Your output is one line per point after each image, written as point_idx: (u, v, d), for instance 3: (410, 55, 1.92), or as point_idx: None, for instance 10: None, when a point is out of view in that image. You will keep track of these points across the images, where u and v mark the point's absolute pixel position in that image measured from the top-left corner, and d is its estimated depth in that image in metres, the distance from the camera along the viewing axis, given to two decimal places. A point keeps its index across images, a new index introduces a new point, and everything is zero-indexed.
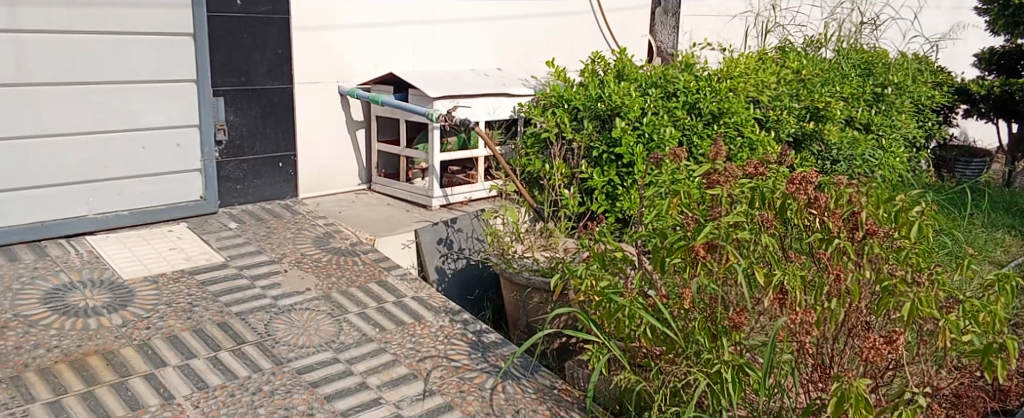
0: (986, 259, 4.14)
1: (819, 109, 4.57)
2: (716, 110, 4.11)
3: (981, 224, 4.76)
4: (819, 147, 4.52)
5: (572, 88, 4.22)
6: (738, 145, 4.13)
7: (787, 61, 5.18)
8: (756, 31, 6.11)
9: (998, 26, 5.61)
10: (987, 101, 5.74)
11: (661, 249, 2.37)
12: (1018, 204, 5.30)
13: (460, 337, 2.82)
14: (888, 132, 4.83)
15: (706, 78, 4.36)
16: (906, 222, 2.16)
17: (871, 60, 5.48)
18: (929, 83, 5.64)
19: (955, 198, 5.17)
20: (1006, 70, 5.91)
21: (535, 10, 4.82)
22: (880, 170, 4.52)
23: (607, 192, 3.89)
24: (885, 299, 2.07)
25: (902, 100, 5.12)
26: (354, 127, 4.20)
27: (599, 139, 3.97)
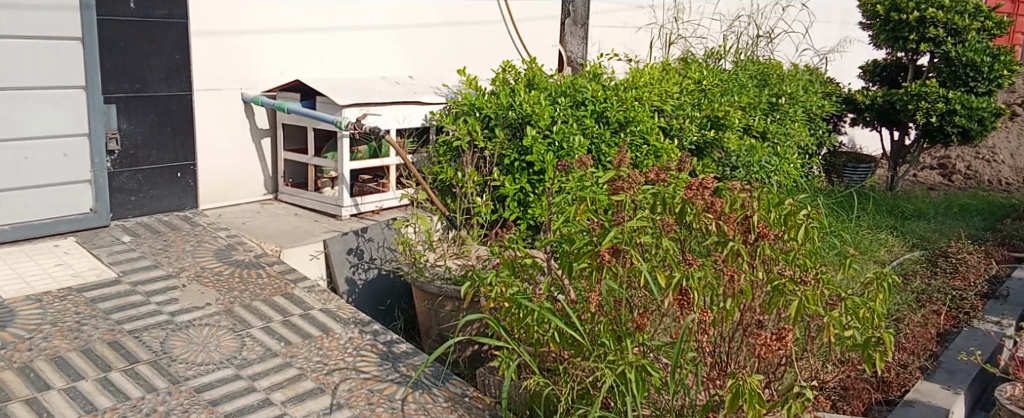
0: (871, 258, 4.42)
1: (719, 117, 4.75)
2: (622, 119, 4.21)
3: (867, 226, 5.05)
4: (719, 154, 4.68)
5: (483, 96, 4.24)
6: (644, 153, 4.23)
7: (689, 72, 5.35)
8: (660, 42, 6.28)
9: (880, 40, 5.96)
10: (872, 110, 6.07)
11: (569, 254, 2.41)
12: (900, 207, 5.66)
13: (370, 348, 2.78)
14: (782, 140, 5.05)
15: (613, 87, 4.46)
16: (795, 225, 2.33)
17: (766, 72, 5.74)
18: (819, 93, 5.96)
19: (844, 202, 5.47)
20: (888, 81, 6.32)
21: (446, 18, 4.83)
22: (776, 175, 4.72)
23: (519, 200, 3.92)
24: (775, 298, 2.17)
25: (795, 109, 5.37)
26: (259, 135, 4.09)
27: (510, 146, 3.99)
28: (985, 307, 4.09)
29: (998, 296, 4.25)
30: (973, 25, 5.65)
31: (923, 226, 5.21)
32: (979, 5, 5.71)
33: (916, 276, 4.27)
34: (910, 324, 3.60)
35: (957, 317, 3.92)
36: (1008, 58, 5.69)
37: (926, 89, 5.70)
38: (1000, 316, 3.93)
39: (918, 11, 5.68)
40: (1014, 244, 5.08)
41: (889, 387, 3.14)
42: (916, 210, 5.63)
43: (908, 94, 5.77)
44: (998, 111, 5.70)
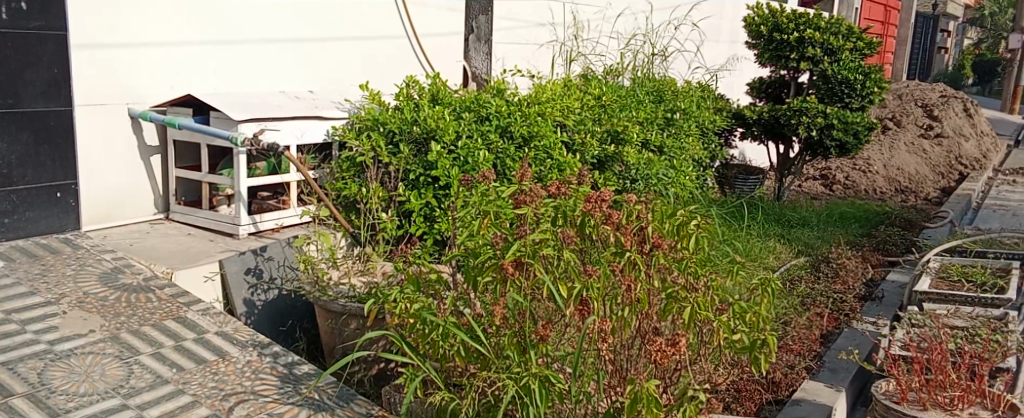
0: (761, 265, 4.65)
1: (618, 132, 4.86)
2: (526, 134, 4.26)
3: (756, 234, 5.33)
4: (620, 167, 4.80)
5: (387, 111, 4.22)
6: (547, 167, 4.29)
7: (589, 88, 5.46)
8: (561, 59, 6.40)
9: (764, 58, 6.28)
10: (758, 124, 6.41)
11: (472, 268, 2.42)
12: (786, 215, 5.97)
13: (269, 371, 2.70)
14: (679, 154, 5.23)
15: (517, 103, 4.51)
16: (686, 234, 2.43)
17: (662, 88, 5.94)
18: (710, 109, 6.21)
19: (735, 212, 5.72)
20: (772, 97, 6.65)
21: (346, 33, 4.77)
22: (673, 187, 4.87)
23: (424, 215, 3.90)
24: (670, 305, 2.27)
25: (689, 124, 5.59)
26: (148, 152, 3.93)
27: (415, 162, 3.98)
28: (863, 308, 4.35)
29: (874, 298, 4.52)
30: (846, 45, 6.04)
31: (807, 234, 5.50)
32: (851, 27, 6.11)
33: (801, 281, 4.53)
34: (796, 326, 3.86)
35: (839, 319, 4.17)
36: (878, 75, 6.08)
37: (807, 105, 6.04)
38: (876, 317, 4.20)
39: (796, 32, 6.07)
40: (887, 249, 5.41)
41: (779, 387, 3.31)
42: (801, 219, 5.94)
43: (791, 109, 6.11)
44: (872, 125, 6.09)
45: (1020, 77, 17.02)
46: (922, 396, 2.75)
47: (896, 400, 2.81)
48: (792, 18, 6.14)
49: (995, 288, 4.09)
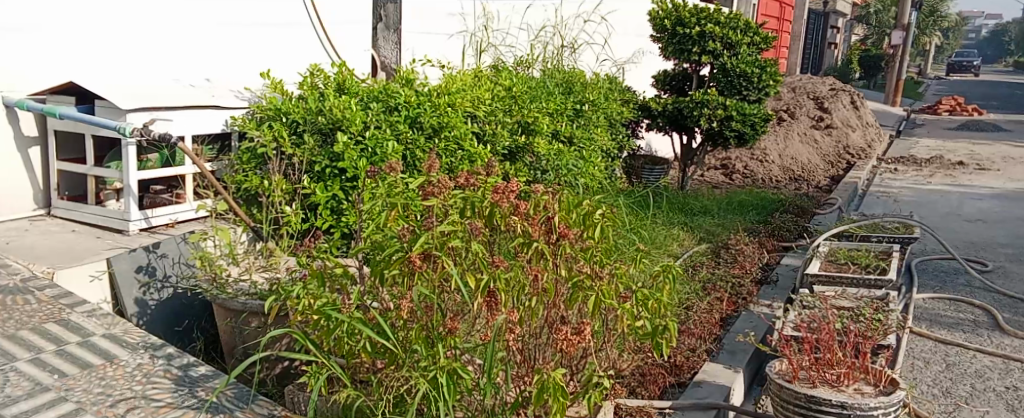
0: (665, 253, 4.79)
1: (528, 123, 4.84)
2: (436, 124, 4.17)
3: (661, 222, 5.46)
4: (531, 158, 4.79)
5: (290, 101, 4.07)
6: (458, 158, 4.21)
7: (500, 79, 5.42)
8: (472, 50, 6.27)
9: (667, 52, 6.45)
10: (663, 116, 6.55)
11: (379, 261, 2.32)
12: (690, 204, 6.15)
13: (163, 374, 2.57)
14: (588, 145, 5.28)
15: (426, 93, 4.43)
16: (592, 224, 2.43)
17: (571, 80, 5.98)
18: (618, 100, 6.30)
19: (640, 201, 5.85)
20: (676, 90, 6.82)
21: (246, 20, 4.52)
22: (583, 178, 4.92)
23: (331, 207, 3.79)
24: (575, 294, 2.29)
25: (597, 115, 5.66)
26: (26, 144, 3.67)
27: (320, 153, 3.86)
28: (759, 292, 4.54)
29: (769, 282, 4.71)
30: (744, 40, 6.25)
31: (709, 221, 5.68)
32: (749, 22, 6.32)
33: (702, 267, 4.69)
34: (698, 311, 4.01)
35: (737, 303, 4.32)
36: (773, 69, 6.33)
37: (708, 97, 6.24)
38: (771, 300, 4.39)
39: (698, 26, 6.25)
40: (782, 234, 5.65)
41: (680, 370, 3.43)
42: (702, 207, 6.12)
43: (693, 101, 6.29)
44: (767, 117, 6.33)
45: (901, 71, 18.09)
46: (812, 374, 2.87)
47: (787, 378, 2.91)
48: (693, 13, 6.32)
49: (878, 270, 4.34)
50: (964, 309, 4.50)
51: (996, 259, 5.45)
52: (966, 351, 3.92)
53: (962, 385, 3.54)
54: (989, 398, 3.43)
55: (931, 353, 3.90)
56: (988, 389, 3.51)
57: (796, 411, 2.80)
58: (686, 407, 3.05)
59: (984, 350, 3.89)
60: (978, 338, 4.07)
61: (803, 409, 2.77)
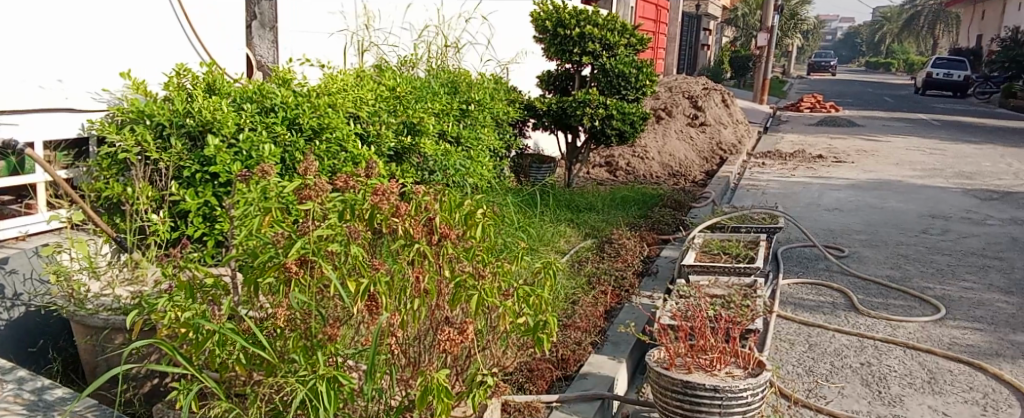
0: (553, 249, 4.91)
1: (414, 123, 4.73)
2: (316, 126, 4.04)
3: (549, 220, 5.55)
4: (418, 159, 4.69)
5: (155, 102, 3.83)
6: (341, 159, 4.06)
7: (384, 79, 5.26)
8: (353, 49, 5.92)
9: (551, 53, 6.53)
10: (548, 115, 6.61)
11: (251, 268, 2.21)
12: (576, 200, 6.27)
13: (12, 399, 2.39)
14: (474, 145, 5.24)
15: (304, 93, 4.27)
16: (473, 224, 2.46)
17: (456, 80, 5.95)
18: (503, 99, 6.26)
19: (529, 200, 5.91)
20: (560, 89, 6.94)
21: (110, 6, 4.01)
22: (470, 178, 4.92)
23: (203, 215, 3.64)
24: (458, 294, 2.28)
25: (483, 115, 5.62)
26: None
27: (189, 157, 3.66)
28: (640, 284, 4.69)
29: (650, 273, 4.88)
30: (621, 41, 6.45)
31: (594, 218, 5.82)
32: (625, 25, 6.53)
33: (587, 262, 4.82)
34: (584, 304, 4.09)
35: (620, 295, 4.43)
36: (649, 69, 6.56)
37: (590, 97, 6.37)
38: (651, 291, 4.55)
39: (578, 28, 6.39)
40: (660, 228, 5.85)
41: (567, 363, 3.51)
42: (588, 203, 6.25)
43: (576, 101, 6.41)
44: (645, 115, 6.54)
45: (767, 71, 19.13)
46: (688, 360, 3.00)
47: (665, 366, 3.01)
48: (573, 14, 6.43)
49: (748, 259, 4.59)
50: (824, 292, 4.81)
51: (852, 245, 5.85)
52: (825, 331, 4.19)
53: (823, 363, 3.78)
54: (846, 374, 3.67)
55: (795, 334, 4.14)
56: (845, 366, 3.76)
57: (674, 398, 2.89)
58: (573, 399, 3.16)
59: (841, 329, 4.17)
60: (837, 319, 4.36)
61: (679, 394, 2.87)
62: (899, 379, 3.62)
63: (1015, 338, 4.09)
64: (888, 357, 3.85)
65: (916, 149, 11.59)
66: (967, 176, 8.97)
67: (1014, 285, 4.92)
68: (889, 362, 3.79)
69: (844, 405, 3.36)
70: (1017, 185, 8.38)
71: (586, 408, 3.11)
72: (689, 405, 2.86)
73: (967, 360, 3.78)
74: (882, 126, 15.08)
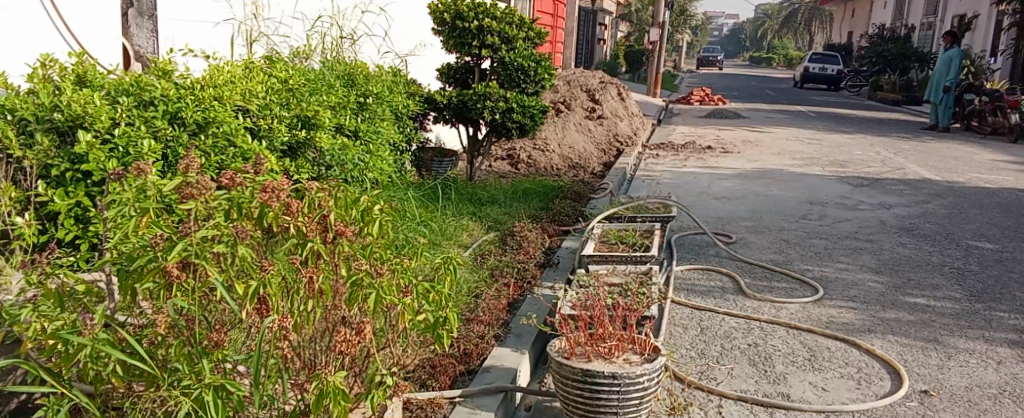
0: (456, 243, 4.87)
1: (309, 117, 4.57)
2: (201, 120, 3.82)
3: (451, 214, 5.51)
4: (313, 153, 4.53)
5: (16, 95, 3.50)
6: (230, 155, 3.87)
7: (274, 70, 5.03)
8: (241, 39, 5.68)
9: (449, 45, 6.46)
10: (449, 108, 6.49)
11: (127, 273, 2.06)
12: (478, 194, 6.25)
13: None
14: (373, 138, 5.11)
15: (187, 86, 4.04)
16: (371, 220, 2.35)
17: (352, 72, 5.80)
18: (402, 92, 6.13)
19: (430, 194, 5.83)
20: (460, 82, 6.90)
21: None
22: (369, 173, 4.80)
23: (76, 216, 3.41)
24: (354, 293, 2.19)
25: (381, 108, 5.48)
26: None
27: (58, 154, 3.40)
28: (542, 275, 4.71)
29: (551, 264, 4.90)
30: (519, 34, 6.46)
31: (495, 211, 5.82)
32: (523, 18, 6.53)
33: (490, 255, 4.81)
34: (487, 298, 4.09)
35: (522, 287, 4.44)
36: (547, 63, 6.65)
37: (490, 90, 6.34)
38: (552, 282, 4.58)
39: (476, 20, 6.34)
40: (561, 219, 5.90)
41: (470, 357, 3.48)
42: (490, 197, 6.25)
43: (476, 94, 6.35)
44: (545, 108, 6.59)
45: (659, 65, 19.67)
46: (587, 349, 3.01)
47: (565, 355, 3.02)
48: (471, 7, 6.37)
49: (643, 247, 4.69)
50: (714, 277, 4.97)
51: (739, 232, 6.08)
52: (716, 315, 4.33)
53: (714, 346, 3.90)
54: (735, 355, 3.80)
55: (689, 319, 4.27)
56: (734, 347, 3.89)
57: (574, 386, 2.91)
58: (476, 393, 3.14)
59: (731, 313, 4.32)
60: (727, 302, 4.51)
61: (580, 383, 2.89)
62: (783, 358, 3.77)
63: (885, 314, 4.33)
64: (773, 338, 4.01)
65: (798, 139, 12.18)
66: (841, 164, 9.49)
67: (884, 264, 5.23)
68: (774, 342, 3.95)
69: (733, 385, 3.48)
70: (886, 172, 8.93)
71: (488, 402, 3.10)
72: (589, 393, 2.89)
73: (843, 338, 3.98)
74: (765, 118, 15.79)
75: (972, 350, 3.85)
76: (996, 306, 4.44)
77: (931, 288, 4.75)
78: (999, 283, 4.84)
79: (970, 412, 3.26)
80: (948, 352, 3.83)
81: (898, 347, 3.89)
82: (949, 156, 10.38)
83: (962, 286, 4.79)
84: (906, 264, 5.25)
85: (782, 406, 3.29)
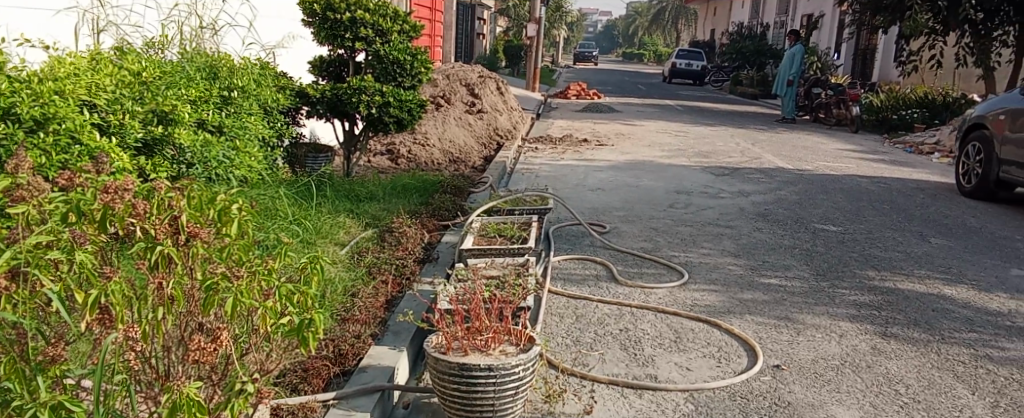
0: (332, 242, 4.76)
1: (167, 112, 4.32)
2: (38, 116, 3.56)
3: (327, 211, 5.38)
4: (172, 151, 4.30)
5: None
6: (75, 153, 3.63)
7: (125, 62, 4.73)
8: (86, 28, 5.29)
9: (321, 37, 6.28)
10: (322, 102, 6.33)
11: None
12: (354, 191, 6.13)
13: None
14: (238, 134, 4.89)
15: (23, 78, 3.74)
16: (229, 221, 2.21)
17: (214, 65, 5.48)
18: (272, 86, 5.89)
19: (304, 190, 5.65)
20: (333, 76, 6.74)
21: None
22: (236, 170, 4.64)
23: None
24: (210, 298, 2.10)
25: (248, 103, 5.26)
26: None
27: None
28: (421, 270, 4.67)
29: (431, 259, 4.87)
30: (394, 27, 6.38)
31: (374, 207, 5.75)
32: (397, 11, 6.46)
33: (367, 252, 4.76)
34: (363, 296, 4.05)
35: (401, 283, 4.40)
36: (424, 57, 6.58)
37: (365, 84, 6.23)
38: (432, 277, 4.55)
39: (348, 12, 6.21)
40: (441, 213, 5.89)
41: (345, 358, 3.43)
42: (368, 192, 6.16)
43: (351, 88, 6.22)
44: (422, 102, 6.53)
45: (536, 60, 19.96)
46: (464, 342, 3.01)
47: (442, 351, 3.01)
48: None
49: (520, 240, 4.76)
50: (589, 266, 5.11)
51: (612, 221, 6.28)
52: (591, 302, 4.45)
53: (588, 333, 4.01)
54: (608, 341, 3.92)
55: (565, 308, 4.36)
56: (607, 333, 4.01)
57: (451, 381, 2.91)
58: (351, 394, 3.09)
59: (604, 300, 4.45)
60: (601, 290, 4.64)
61: (457, 377, 2.90)
62: (651, 341, 3.93)
63: (743, 295, 4.59)
64: (642, 322, 4.17)
65: (666, 132, 12.70)
66: (704, 155, 9.97)
67: (742, 248, 5.54)
68: (643, 326, 4.11)
69: (605, 370, 3.59)
70: (745, 162, 9.46)
71: (364, 402, 3.06)
72: (466, 387, 2.90)
73: (704, 319, 4.20)
74: (637, 112, 16.35)
75: (818, 325, 4.15)
76: (839, 283, 4.80)
77: (783, 269, 5.07)
78: (842, 262, 5.23)
79: (816, 383, 3.51)
80: (797, 328, 4.10)
81: (754, 325, 4.13)
82: (800, 146, 11.11)
83: (810, 266, 5.15)
84: (762, 247, 5.58)
85: (649, 387, 3.43)
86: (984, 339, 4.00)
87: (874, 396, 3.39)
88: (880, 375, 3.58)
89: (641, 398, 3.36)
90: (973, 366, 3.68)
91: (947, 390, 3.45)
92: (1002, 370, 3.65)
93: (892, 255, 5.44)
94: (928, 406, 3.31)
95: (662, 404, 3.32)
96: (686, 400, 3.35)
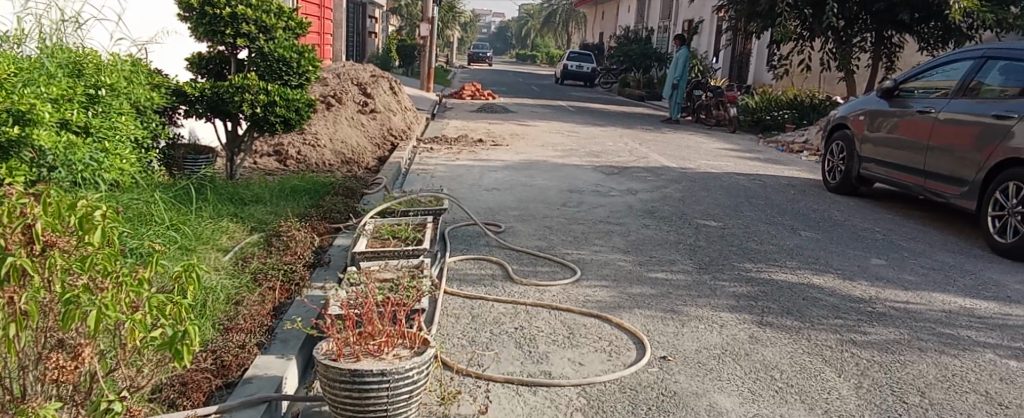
0: (214, 247, 4.56)
1: (23, 110, 3.97)
2: None
3: (208, 215, 5.16)
4: (30, 153, 4.01)
5: None
6: None
7: None
8: None
9: (199, 33, 6.00)
10: (202, 102, 6.06)
11: None
12: (239, 194, 5.90)
13: None
14: (108, 135, 4.61)
15: None
16: (90, 227, 2.06)
17: (78, 61, 5.12)
18: (145, 84, 5.57)
19: (182, 194, 5.38)
20: (214, 73, 6.47)
21: None
22: (105, 173, 4.39)
23: None
24: (70, 312, 1.98)
25: (117, 101, 4.95)
26: None
27: None
28: (312, 275, 4.55)
29: (322, 263, 4.75)
30: (279, 24, 6.18)
31: (259, 210, 5.57)
32: (282, 7, 6.25)
33: (253, 258, 4.59)
34: (249, 304, 3.89)
35: (290, 289, 4.27)
36: (311, 55, 6.41)
37: (248, 82, 6.03)
38: (323, 281, 4.43)
39: (229, 7, 5.97)
40: (333, 216, 5.76)
41: (228, 370, 3.29)
42: (254, 195, 5.95)
43: (233, 86, 6.00)
44: (310, 102, 6.36)
45: (431, 60, 19.84)
46: (355, 348, 2.93)
47: (333, 357, 2.91)
48: None
49: (415, 241, 4.71)
50: (484, 266, 5.12)
51: (506, 221, 6.31)
52: (486, 302, 4.45)
53: (483, 332, 4.01)
54: (503, 340, 3.93)
55: (460, 308, 4.35)
56: (502, 332, 4.03)
57: (343, 388, 2.84)
58: (235, 407, 2.97)
59: (499, 299, 4.47)
60: (496, 290, 4.66)
61: (348, 383, 2.83)
62: (545, 338, 3.97)
63: (632, 290, 4.71)
64: (536, 320, 4.21)
65: (560, 132, 12.90)
66: (595, 154, 10.19)
67: (631, 244, 5.69)
68: (537, 324, 4.15)
69: (500, 369, 3.60)
70: (633, 161, 9.74)
71: (248, 415, 2.94)
72: (358, 393, 2.83)
73: (596, 314, 4.28)
74: (531, 112, 16.53)
75: (700, 316, 4.31)
76: (720, 275, 5.01)
77: (669, 263, 5.25)
78: (722, 255, 5.46)
79: (700, 372, 3.64)
80: (682, 320, 4.25)
81: (642, 319, 4.25)
82: (685, 145, 11.53)
83: (693, 259, 5.34)
84: (649, 243, 5.75)
85: (543, 384, 3.46)
86: (849, 324, 4.27)
87: (752, 382, 3.56)
88: (757, 361, 3.76)
89: (535, 395, 3.39)
90: (840, 350, 3.92)
91: (817, 373, 3.65)
92: (864, 353, 3.90)
93: (768, 247, 5.73)
94: (799, 389, 3.49)
95: (555, 399, 3.36)
96: (578, 395, 3.40)
